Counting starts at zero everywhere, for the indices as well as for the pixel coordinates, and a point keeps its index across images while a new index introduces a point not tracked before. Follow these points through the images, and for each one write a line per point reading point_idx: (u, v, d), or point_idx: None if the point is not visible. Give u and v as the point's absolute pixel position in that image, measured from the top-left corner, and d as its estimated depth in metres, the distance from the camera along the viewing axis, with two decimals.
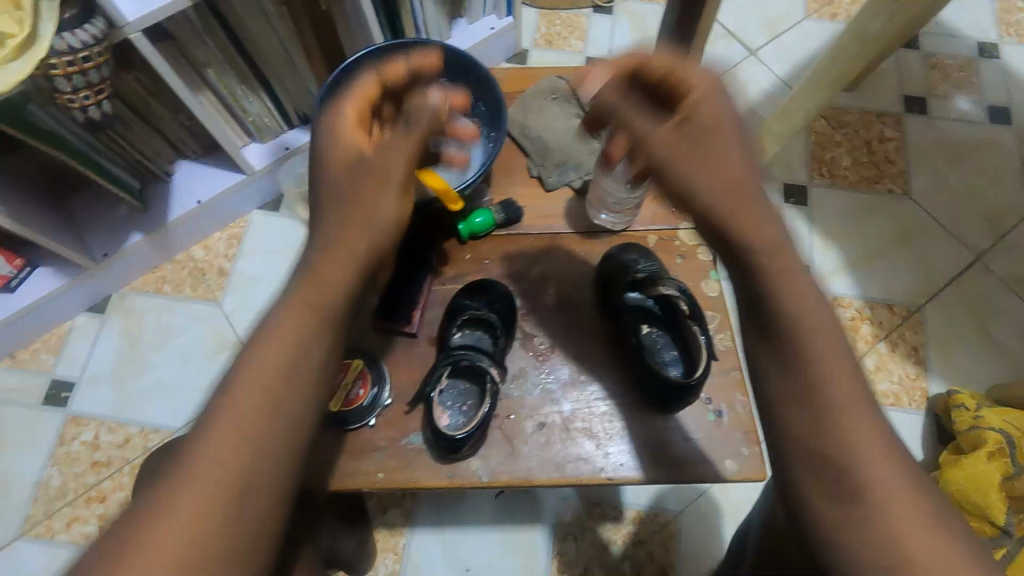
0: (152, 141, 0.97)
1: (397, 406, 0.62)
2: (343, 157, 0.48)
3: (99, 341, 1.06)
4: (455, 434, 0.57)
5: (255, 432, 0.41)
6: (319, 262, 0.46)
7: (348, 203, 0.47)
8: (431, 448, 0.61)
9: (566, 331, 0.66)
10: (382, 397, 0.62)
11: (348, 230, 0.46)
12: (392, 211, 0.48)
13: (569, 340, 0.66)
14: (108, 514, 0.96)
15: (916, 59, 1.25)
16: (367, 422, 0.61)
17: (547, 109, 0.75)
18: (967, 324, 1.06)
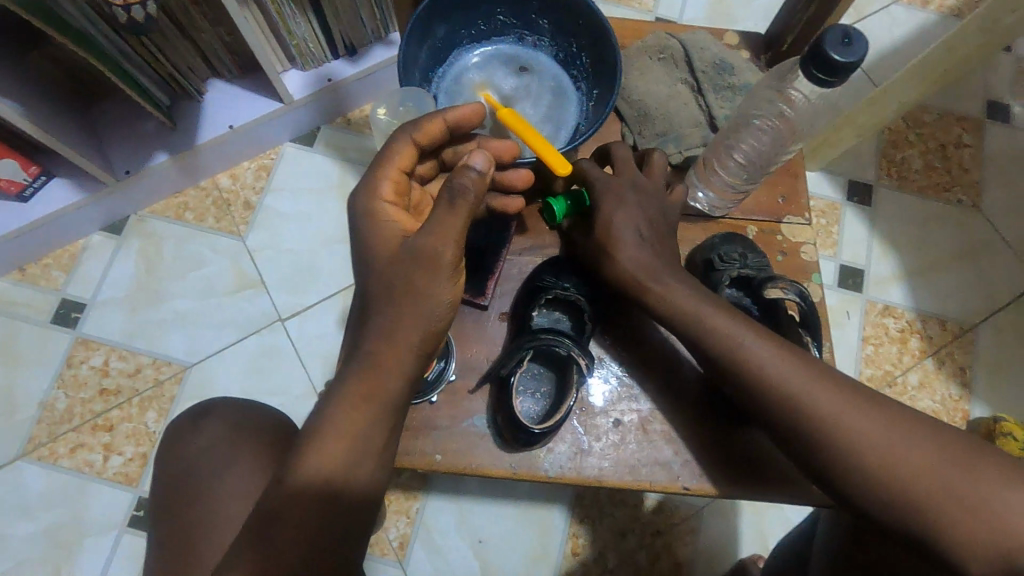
0: (186, 54, 0.89)
1: (460, 384, 0.59)
2: (389, 243, 0.48)
3: (114, 264, 1.00)
4: (532, 428, 0.53)
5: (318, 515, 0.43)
6: (373, 354, 0.46)
7: (399, 291, 0.46)
8: (498, 435, 0.57)
9: (642, 326, 0.61)
10: (447, 371, 0.59)
11: (401, 319, 0.46)
12: (446, 294, 0.46)
13: (647, 336, 0.61)
14: (114, 444, 0.92)
15: (1008, 62, 1.17)
16: (429, 397, 0.58)
17: (651, 68, 0.63)
18: (1019, 350, 1.02)
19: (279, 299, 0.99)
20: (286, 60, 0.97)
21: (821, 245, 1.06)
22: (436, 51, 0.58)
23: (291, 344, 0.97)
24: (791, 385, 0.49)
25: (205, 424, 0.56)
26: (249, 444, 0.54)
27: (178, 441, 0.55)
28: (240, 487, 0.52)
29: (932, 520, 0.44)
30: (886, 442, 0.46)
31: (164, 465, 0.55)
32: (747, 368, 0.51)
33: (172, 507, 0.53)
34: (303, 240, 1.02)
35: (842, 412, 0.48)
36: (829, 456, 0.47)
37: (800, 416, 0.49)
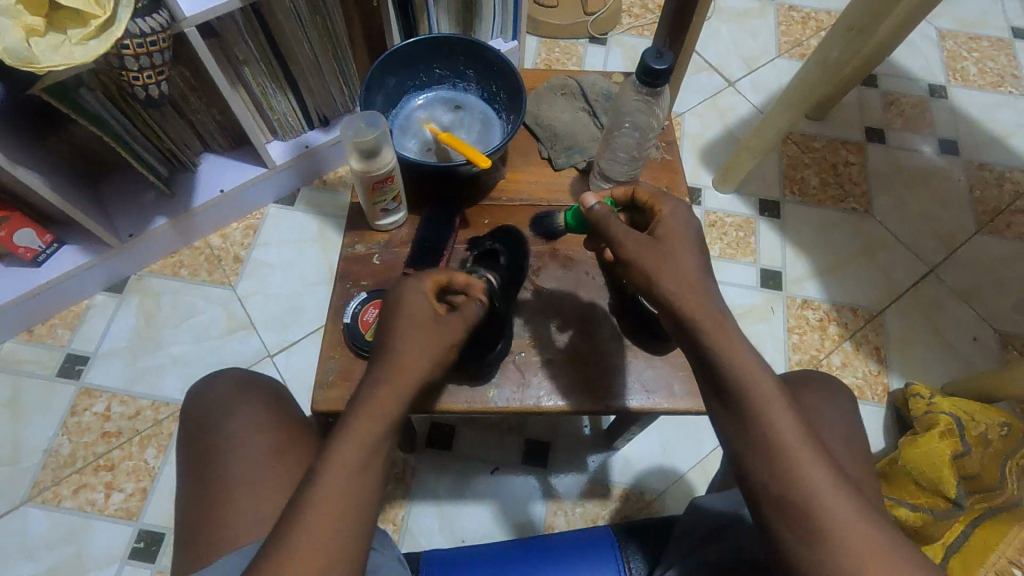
0: (183, 132, 1.05)
1: None
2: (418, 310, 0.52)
3: (116, 318, 1.11)
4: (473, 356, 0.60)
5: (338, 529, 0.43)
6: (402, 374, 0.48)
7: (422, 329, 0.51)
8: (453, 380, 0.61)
9: (571, 280, 0.67)
10: None
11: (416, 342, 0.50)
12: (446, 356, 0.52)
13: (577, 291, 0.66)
14: (115, 482, 0.99)
15: (876, 96, 1.41)
16: None
17: (556, 102, 0.74)
18: (922, 328, 1.17)
19: (267, 337, 1.10)
20: (269, 132, 1.14)
21: (742, 254, 1.22)
22: (389, 97, 0.70)
23: (280, 376, 1.07)
24: (778, 427, 0.44)
25: (217, 379, 0.65)
26: (253, 393, 0.64)
27: (194, 394, 0.65)
28: (246, 425, 0.61)
29: None
30: (849, 517, 0.41)
31: (183, 416, 0.64)
32: (740, 393, 0.45)
33: (190, 447, 0.61)
34: (287, 285, 1.15)
35: (797, 436, 0.44)
36: (784, 502, 0.43)
37: (779, 459, 0.43)
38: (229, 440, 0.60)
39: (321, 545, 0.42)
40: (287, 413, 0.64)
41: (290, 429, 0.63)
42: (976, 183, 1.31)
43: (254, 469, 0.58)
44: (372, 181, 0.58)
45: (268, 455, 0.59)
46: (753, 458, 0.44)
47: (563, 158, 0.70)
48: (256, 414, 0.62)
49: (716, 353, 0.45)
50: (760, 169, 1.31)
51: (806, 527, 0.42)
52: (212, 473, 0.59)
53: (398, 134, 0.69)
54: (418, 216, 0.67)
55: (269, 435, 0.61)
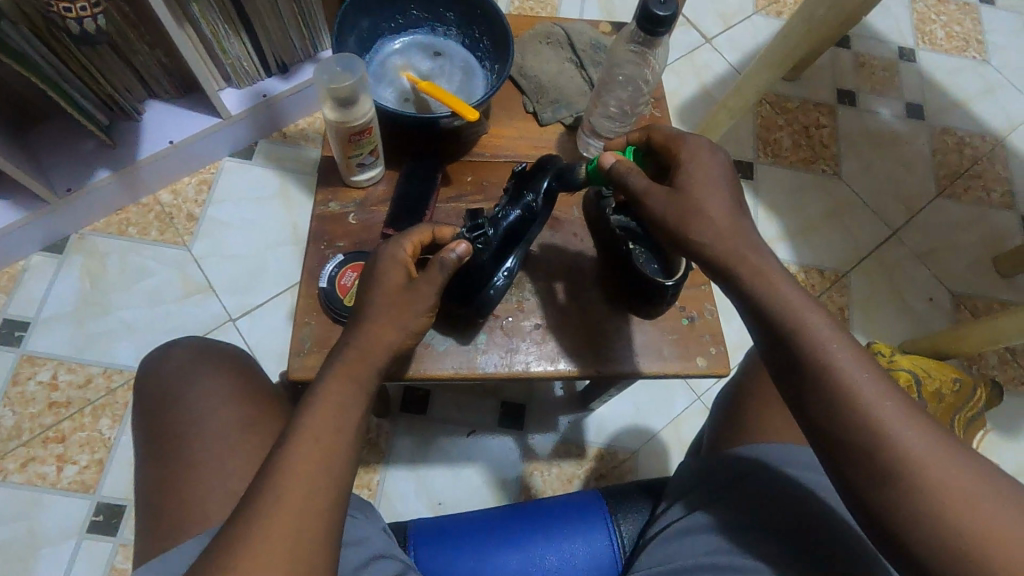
0: (124, 76, 0.95)
1: None
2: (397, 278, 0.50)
3: (57, 280, 1.02)
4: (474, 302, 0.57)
5: (318, 490, 0.40)
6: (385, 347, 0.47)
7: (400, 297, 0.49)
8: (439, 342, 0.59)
9: (559, 241, 0.64)
10: None
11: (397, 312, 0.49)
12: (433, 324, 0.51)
13: (564, 254, 0.64)
14: (68, 454, 0.93)
15: (848, 57, 1.40)
16: None
17: (541, 52, 0.69)
18: (883, 288, 1.21)
19: (228, 300, 1.04)
20: (221, 79, 1.05)
21: None
22: (362, 41, 0.64)
23: (243, 341, 1.02)
24: (836, 358, 0.42)
25: (175, 350, 0.61)
26: (218, 362, 0.60)
27: (151, 365, 0.60)
28: (211, 399, 0.57)
29: (917, 494, 0.39)
30: (921, 441, 0.40)
31: (138, 391, 0.59)
32: (793, 328, 0.43)
33: (149, 424, 0.57)
34: (248, 245, 1.08)
35: (852, 357, 0.42)
36: (851, 435, 0.41)
37: (835, 383, 0.42)
38: (193, 414, 0.56)
39: (306, 516, 0.39)
40: (256, 382, 0.61)
41: (260, 398, 0.59)
42: (938, 147, 1.34)
43: (223, 442, 0.55)
44: (348, 133, 0.53)
45: (238, 427, 0.56)
46: (806, 386, 0.43)
47: (549, 113, 0.67)
48: (221, 386, 0.58)
49: (752, 284, 0.45)
50: (735, 130, 1.30)
51: (869, 447, 0.40)
52: (176, 448, 0.55)
53: (372, 82, 0.63)
54: (397, 172, 0.63)
55: (237, 406, 0.57)
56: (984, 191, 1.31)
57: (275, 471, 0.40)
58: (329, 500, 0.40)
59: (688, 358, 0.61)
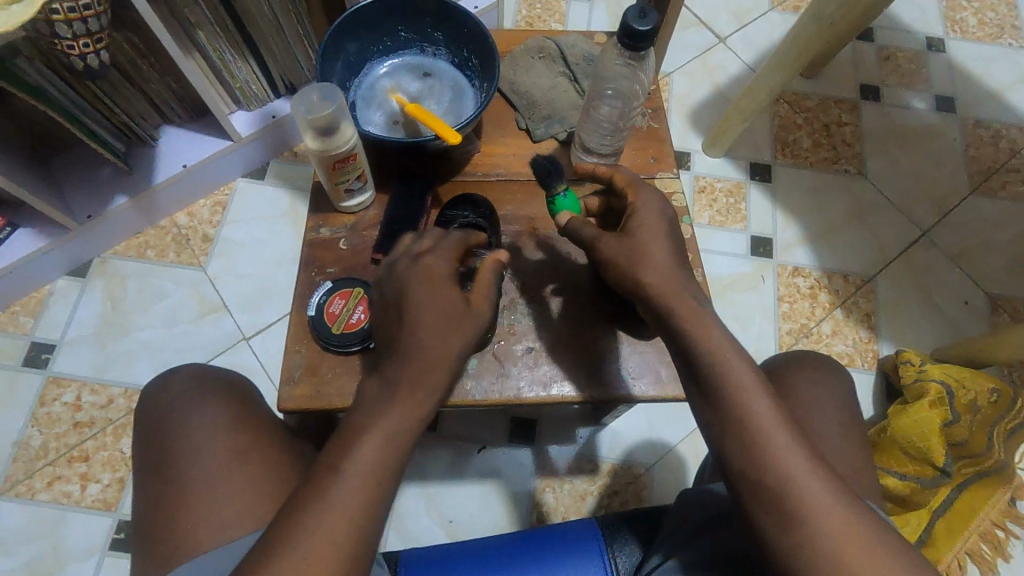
0: (138, 104, 0.98)
1: None
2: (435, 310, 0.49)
3: (81, 303, 1.06)
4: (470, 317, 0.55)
5: None
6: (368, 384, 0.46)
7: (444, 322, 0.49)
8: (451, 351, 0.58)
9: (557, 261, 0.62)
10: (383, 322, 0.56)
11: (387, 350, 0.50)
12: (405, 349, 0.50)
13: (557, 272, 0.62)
14: (91, 473, 0.96)
15: (871, 50, 1.35)
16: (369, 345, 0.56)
17: (534, 66, 0.68)
18: (912, 292, 1.15)
19: (241, 319, 1.06)
20: (232, 102, 1.07)
21: (732, 221, 1.19)
22: (350, 65, 0.64)
23: (257, 360, 1.03)
24: (761, 424, 0.46)
25: (175, 377, 0.61)
26: (215, 390, 0.61)
27: (151, 392, 0.61)
28: (207, 428, 0.58)
29: (812, 549, 0.42)
30: (828, 503, 0.43)
31: (138, 419, 0.60)
32: (724, 391, 0.47)
33: (147, 452, 0.58)
34: (261, 264, 1.10)
35: (772, 418, 0.46)
36: (763, 492, 0.45)
37: (752, 439, 0.46)
38: (189, 444, 0.57)
39: None
40: (252, 409, 0.61)
41: (255, 426, 0.59)
42: (971, 141, 1.27)
43: (215, 472, 0.55)
44: (331, 160, 0.53)
45: (231, 456, 0.56)
46: (728, 439, 0.47)
47: (542, 130, 0.65)
48: (218, 415, 0.59)
49: (691, 340, 0.48)
50: (751, 132, 1.26)
51: (777, 502, 0.44)
52: (171, 477, 0.55)
53: (360, 106, 0.63)
54: (387, 195, 0.62)
55: (232, 434, 0.58)
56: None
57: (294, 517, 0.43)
58: (319, 535, 0.42)
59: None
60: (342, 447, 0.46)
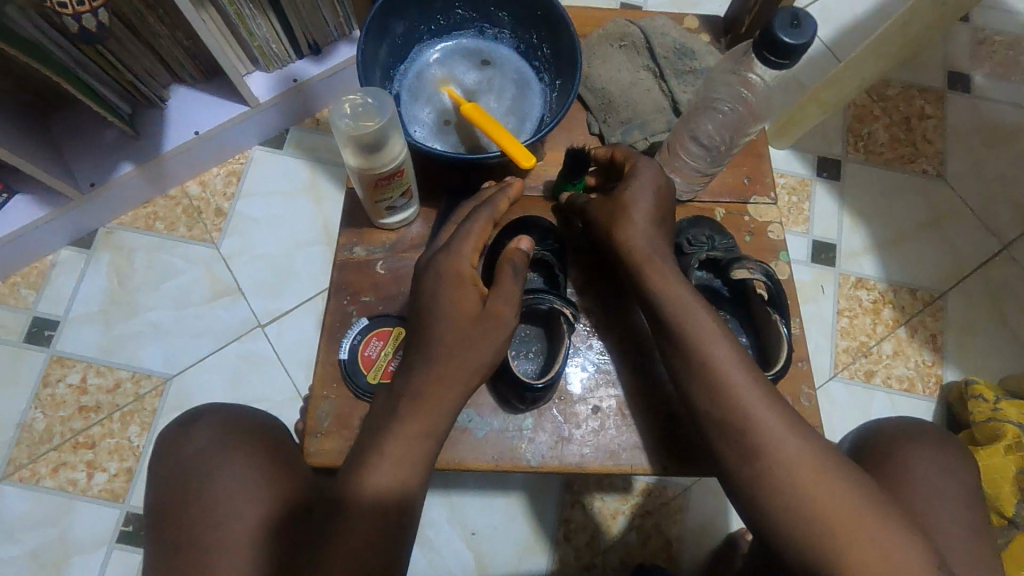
0: (145, 61, 0.87)
1: None
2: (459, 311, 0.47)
3: (86, 277, 0.98)
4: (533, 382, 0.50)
5: None
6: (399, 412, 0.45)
7: (460, 323, 0.47)
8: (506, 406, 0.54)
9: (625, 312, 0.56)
10: None
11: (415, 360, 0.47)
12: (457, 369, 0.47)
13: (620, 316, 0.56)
14: (98, 461, 0.91)
15: (966, 33, 1.19)
16: None
17: (611, 59, 0.60)
18: (986, 313, 1.05)
19: (257, 305, 0.98)
20: (249, 62, 0.96)
21: (793, 222, 1.08)
22: (395, 48, 0.53)
23: (272, 349, 0.96)
24: (743, 402, 0.47)
25: (197, 427, 0.53)
26: (242, 443, 0.52)
27: (170, 444, 0.53)
28: (233, 493, 0.49)
29: (797, 520, 0.45)
30: (814, 476, 0.45)
31: (156, 475, 0.52)
32: (712, 375, 0.48)
33: (166, 519, 0.50)
34: (279, 247, 1.01)
35: (752, 396, 0.47)
36: (750, 469, 0.46)
37: (734, 420, 0.47)
38: (214, 512, 0.49)
39: None
40: (283, 463, 0.52)
41: (286, 487, 0.50)
42: None
43: (243, 549, 0.47)
44: (373, 179, 0.44)
45: (261, 528, 0.48)
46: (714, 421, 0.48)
47: (618, 137, 0.58)
48: (246, 476, 0.50)
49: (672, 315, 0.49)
50: (823, 121, 1.13)
51: (763, 477, 0.46)
52: (195, 554, 0.47)
53: (407, 100, 0.53)
54: (432, 210, 0.54)
55: (263, 500, 0.49)
56: None
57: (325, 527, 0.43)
58: None
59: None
60: None
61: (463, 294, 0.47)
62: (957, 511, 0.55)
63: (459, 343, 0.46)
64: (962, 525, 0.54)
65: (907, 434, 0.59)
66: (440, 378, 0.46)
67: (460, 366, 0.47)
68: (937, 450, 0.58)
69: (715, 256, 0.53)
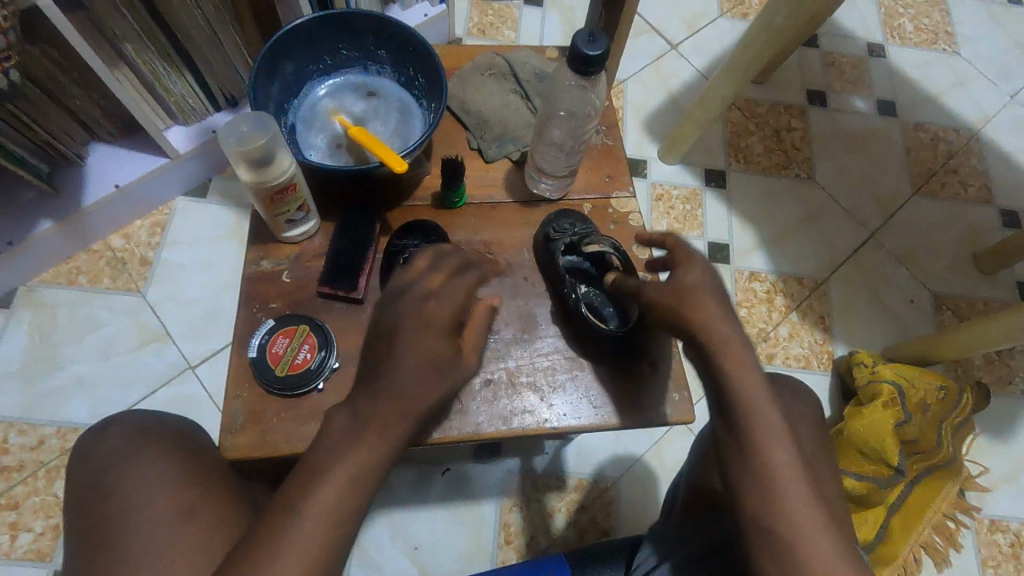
0: (62, 122, 0.91)
1: (346, 370, 0.58)
2: (426, 353, 0.49)
3: (5, 337, 0.98)
4: None
5: None
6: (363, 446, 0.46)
7: (432, 364, 0.49)
8: None
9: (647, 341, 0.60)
10: (330, 360, 0.57)
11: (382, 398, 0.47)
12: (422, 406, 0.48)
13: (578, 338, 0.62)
14: (22, 522, 0.89)
15: (817, 57, 1.38)
16: (316, 386, 0.57)
17: (483, 86, 0.71)
18: (863, 293, 1.18)
19: (186, 348, 1.00)
20: (167, 117, 1.01)
21: (689, 228, 1.19)
22: (287, 86, 0.61)
23: (204, 389, 0.98)
24: (778, 474, 0.47)
25: (111, 431, 0.57)
26: (156, 441, 0.56)
27: (84, 452, 0.56)
28: (148, 486, 0.53)
29: None
30: (803, 511, 0.45)
31: (72, 478, 0.56)
32: (758, 445, 0.47)
33: (81, 519, 0.53)
34: (203, 287, 1.04)
35: (787, 466, 0.47)
36: (771, 544, 0.45)
37: (764, 486, 0.46)
38: (129, 503, 0.52)
39: None
40: (197, 460, 0.56)
41: (205, 479, 0.55)
42: (911, 144, 1.32)
43: (159, 535, 0.51)
44: (268, 193, 0.53)
45: (179, 513, 0.52)
46: (743, 487, 0.47)
47: (494, 149, 0.68)
48: (160, 470, 0.54)
49: (728, 380, 0.49)
50: (705, 139, 1.27)
51: (783, 553, 0.45)
52: (110, 544, 0.51)
53: (301, 129, 0.61)
54: (331, 224, 0.63)
55: (177, 488, 0.53)
56: (961, 186, 1.29)
57: (268, 550, 0.42)
58: None
59: (638, 406, 0.60)
60: None
61: (429, 336, 0.50)
62: None
63: (423, 381, 0.48)
64: None
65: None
66: (400, 413, 0.47)
67: (414, 400, 0.48)
68: None
69: (570, 240, 0.62)
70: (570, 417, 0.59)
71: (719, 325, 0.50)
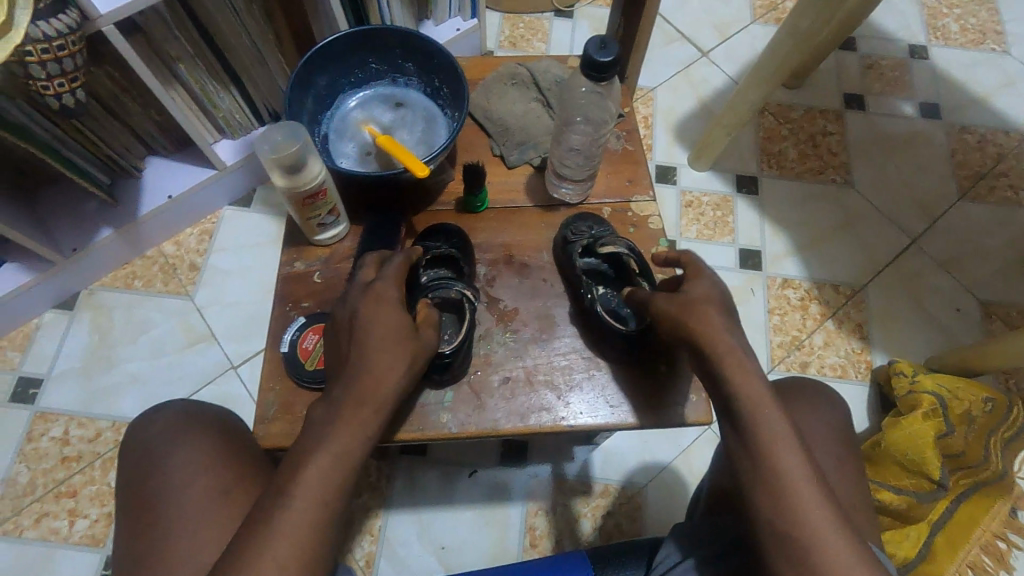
0: (122, 136, 0.98)
1: None
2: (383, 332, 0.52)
3: (68, 336, 1.06)
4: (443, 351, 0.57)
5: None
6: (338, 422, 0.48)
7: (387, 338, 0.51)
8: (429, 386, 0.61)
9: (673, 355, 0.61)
10: None
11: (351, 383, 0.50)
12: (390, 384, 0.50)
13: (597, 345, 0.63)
14: (79, 508, 0.95)
15: (854, 60, 1.35)
16: None
17: (507, 94, 0.74)
18: (903, 300, 1.14)
19: (229, 348, 1.06)
20: (215, 132, 1.07)
21: (720, 234, 1.18)
22: (320, 99, 0.65)
23: (244, 387, 1.03)
24: (790, 479, 0.46)
25: (157, 416, 0.61)
26: (196, 426, 0.60)
27: (133, 437, 0.60)
28: (188, 468, 0.57)
29: None
30: (821, 518, 0.45)
31: (122, 459, 0.60)
32: (768, 451, 0.47)
33: (128, 497, 0.57)
34: (246, 290, 1.10)
35: (799, 472, 0.46)
36: (789, 549, 0.45)
37: (777, 490, 0.46)
38: (172, 483, 0.56)
39: None
40: (234, 446, 0.60)
41: (241, 462, 0.59)
42: (957, 147, 1.27)
43: (197, 514, 0.54)
44: (301, 196, 0.57)
45: (217, 493, 0.56)
46: (758, 493, 0.47)
47: (516, 156, 0.70)
48: (199, 453, 0.58)
49: (733, 384, 0.49)
50: (737, 145, 1.26)
51: (802, 560, 0.44)
52: (154, 520, 0.54)
53: (333, 138, 0.65)
54: (360, 227, 0.67)
55: (213, 470, 0.57)
56: (1011, 189, 1.23)
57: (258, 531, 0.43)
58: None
59: (654, 406, 0.60)
60: (307, 477, 0.45)
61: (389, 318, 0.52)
62: (837, 449, 0.63)
63: (386, 358, 0.51)
64: (843, 461, 0.62)
65: (791, 394, 0.67)
66: (370, 391, 0.49)
67: (382, 377, 0.50)
68: (818, 400, 0.66)
69: (586, 241, 0.63)
70: (586, 415, 0.61)
71: (727, 344, 0.51)
